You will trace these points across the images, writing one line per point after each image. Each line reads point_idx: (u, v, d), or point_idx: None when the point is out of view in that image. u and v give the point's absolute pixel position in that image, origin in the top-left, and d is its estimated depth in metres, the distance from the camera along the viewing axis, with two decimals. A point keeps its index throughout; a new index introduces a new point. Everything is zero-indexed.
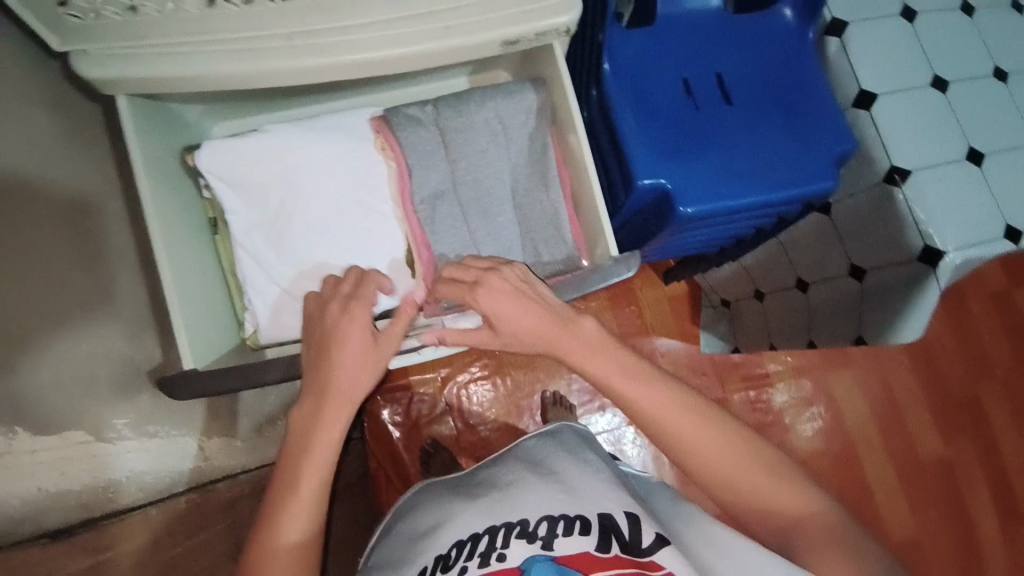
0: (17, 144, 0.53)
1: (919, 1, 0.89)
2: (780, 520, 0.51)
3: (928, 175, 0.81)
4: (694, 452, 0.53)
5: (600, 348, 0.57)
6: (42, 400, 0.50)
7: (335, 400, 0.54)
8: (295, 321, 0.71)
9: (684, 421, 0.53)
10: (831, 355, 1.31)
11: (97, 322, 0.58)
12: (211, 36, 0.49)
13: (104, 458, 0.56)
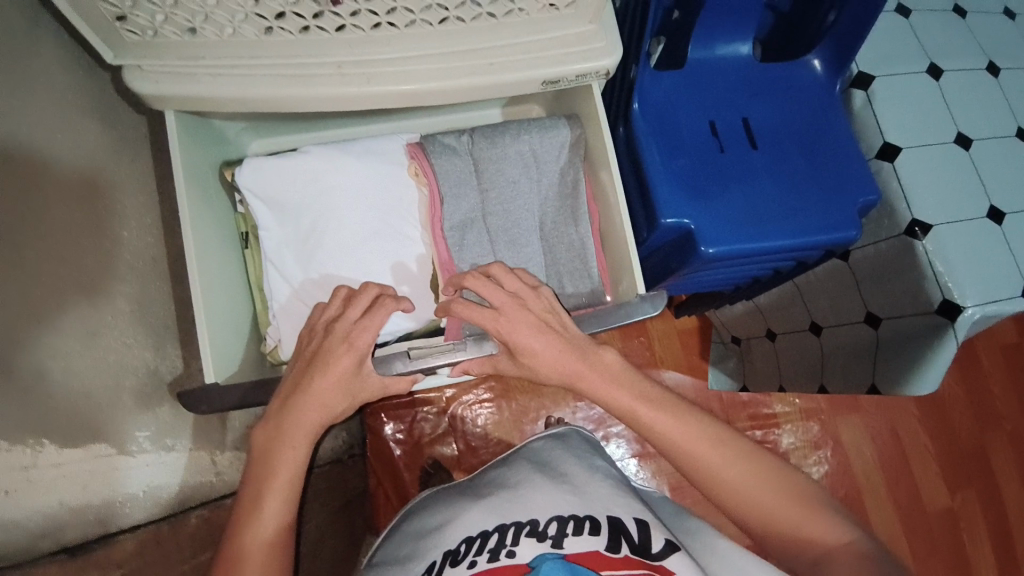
0: (64, 155, 0.54)
1: (945, 59, 0.90)
2: (809, 551, 0.52)
3: (949, 229, 0.81)
4: (719, 481, 0.56)
5: (619, 380, 0.60)
6: (69, 412, 0.51)
7: (301, 413, 0.55)
8: None
9: (709, 453, 0.56)
10: (841, 401, 1.31)
11: (125, 332, 0.59)
12: (263, 59, 0.50)
13: (122, 472, 0.56)
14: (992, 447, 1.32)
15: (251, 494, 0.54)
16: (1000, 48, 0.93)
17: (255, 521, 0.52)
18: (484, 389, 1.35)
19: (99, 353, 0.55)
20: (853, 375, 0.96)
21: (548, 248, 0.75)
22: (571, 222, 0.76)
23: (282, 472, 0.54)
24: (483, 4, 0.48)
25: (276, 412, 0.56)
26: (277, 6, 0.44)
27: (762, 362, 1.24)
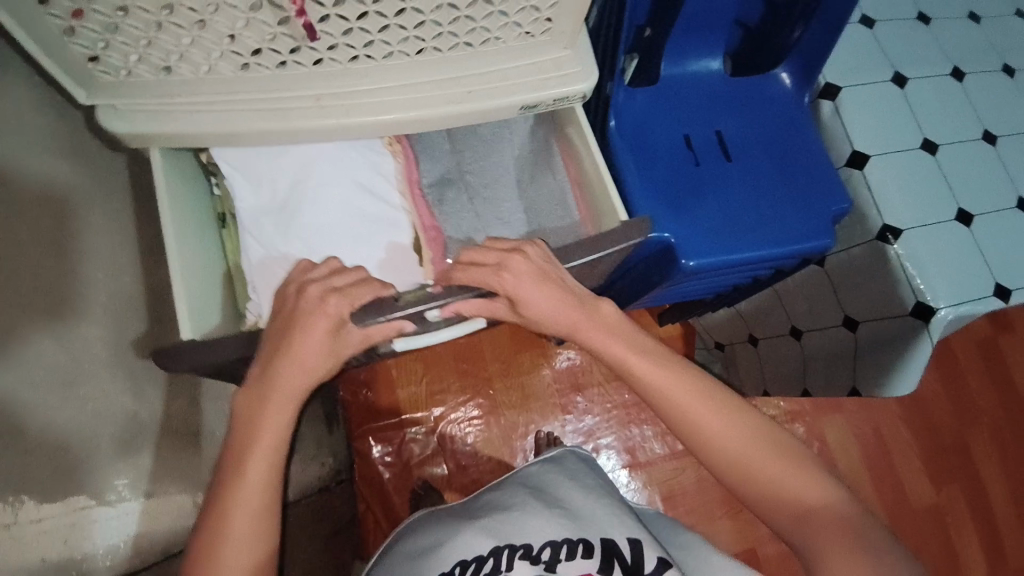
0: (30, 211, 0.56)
1: (909, 68, 0.94)
2: (795, 508, 0.54)
3: (920, 233, 0.84)
4: (711, 433, 0.57)
5: (616, 334, 0.61)
6: (45, 467, 0.54)
7: (282, 386, 0.54)
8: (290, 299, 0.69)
9: (701, 405, 0.58)
10: (823, 403, 1.36)
11: (99, 379, 0.60)
12: (239, 93, 0.49)
13: (105, 521, 0.59)
14: (976, 445, 1.35)
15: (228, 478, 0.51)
16: (962, 55, 0.97)
17: (239, 502, 0.50)
18: (474, 406, 1.34)
19: (76, 404, 0.58)
20: (839, 376, 0.99)
21: (528, 204, 0.78)
22: (548, 174, 0.79)
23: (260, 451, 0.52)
24: (461, 34, 0.47)
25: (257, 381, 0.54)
26: (253, 42, 0.44)
27: (746, 366, 1.26)
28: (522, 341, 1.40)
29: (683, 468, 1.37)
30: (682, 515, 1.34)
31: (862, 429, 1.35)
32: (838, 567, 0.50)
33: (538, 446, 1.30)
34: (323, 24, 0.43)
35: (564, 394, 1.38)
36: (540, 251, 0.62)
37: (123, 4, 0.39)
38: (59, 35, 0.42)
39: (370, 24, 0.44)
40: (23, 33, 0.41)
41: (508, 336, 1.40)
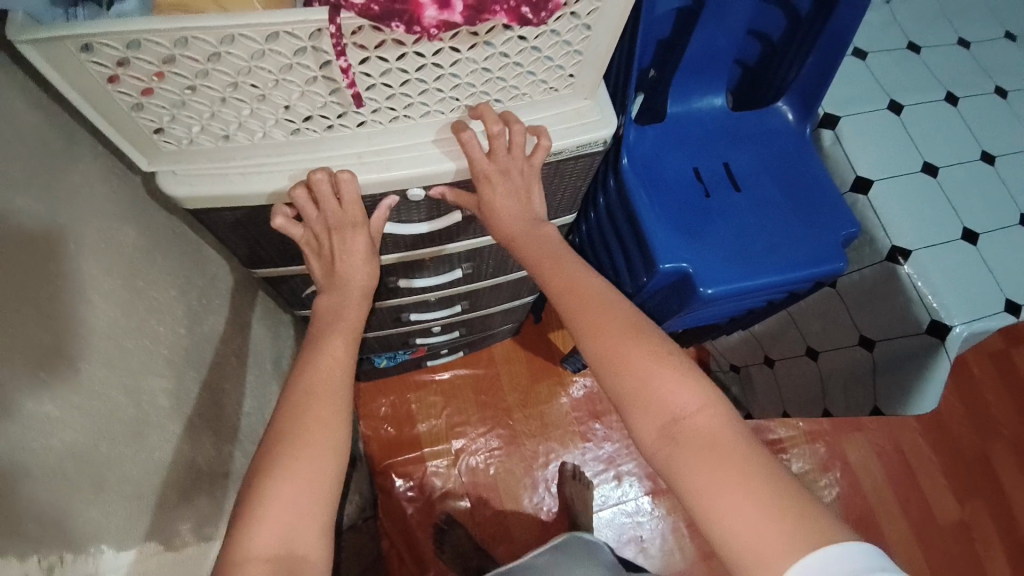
0: (102, 216, 0.48)
1: (904, 96, 0.98)
2: (662, 416, 0.47)
3: (929, 253, 0.86)
4: (591, 329, 0.51)
5: (550, 256, 0.54)
6: (124, 514, 0.45)
7: (348, 300, 0.51)
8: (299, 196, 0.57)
9: (590, 297, 0.52)
10: (842, 422, 1.44)
11: (169, 421, 0.52)
12: (286, 156, 0.48)
13: (178, 565, 0.52)
14: (995, 455, 1.43)
15: (292, 407, 0.46)
16: (955, 79, 1.01)
17: (307, 426, 0.45)
18: (495, 437, 1.36)
19: (146, 453, 0.49)
20: (855, 394, 1.01)
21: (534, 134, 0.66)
22: None
23: (327, 376, 0.48)
24: (492, 92, 0.48)
25: (331, 295, 0.52)
26: (307, 110, 0.44)
27: (764, 387, 1.28)
28: (540, 370, 1.42)
29: None
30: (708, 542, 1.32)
31: (883, 449, 1.42)
32: (716, 490, 0.43)
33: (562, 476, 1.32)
34: (368, 91, 0.43)
35: (582, 421, 1.40)
36: (526, 168, 0.53)
37: (192, 84, 0.39)
38: (127, 110, 0.40)
39: (412, 89, 0.44)
40: (89, 108, 0.40)
41: (524, 367, 1.42)
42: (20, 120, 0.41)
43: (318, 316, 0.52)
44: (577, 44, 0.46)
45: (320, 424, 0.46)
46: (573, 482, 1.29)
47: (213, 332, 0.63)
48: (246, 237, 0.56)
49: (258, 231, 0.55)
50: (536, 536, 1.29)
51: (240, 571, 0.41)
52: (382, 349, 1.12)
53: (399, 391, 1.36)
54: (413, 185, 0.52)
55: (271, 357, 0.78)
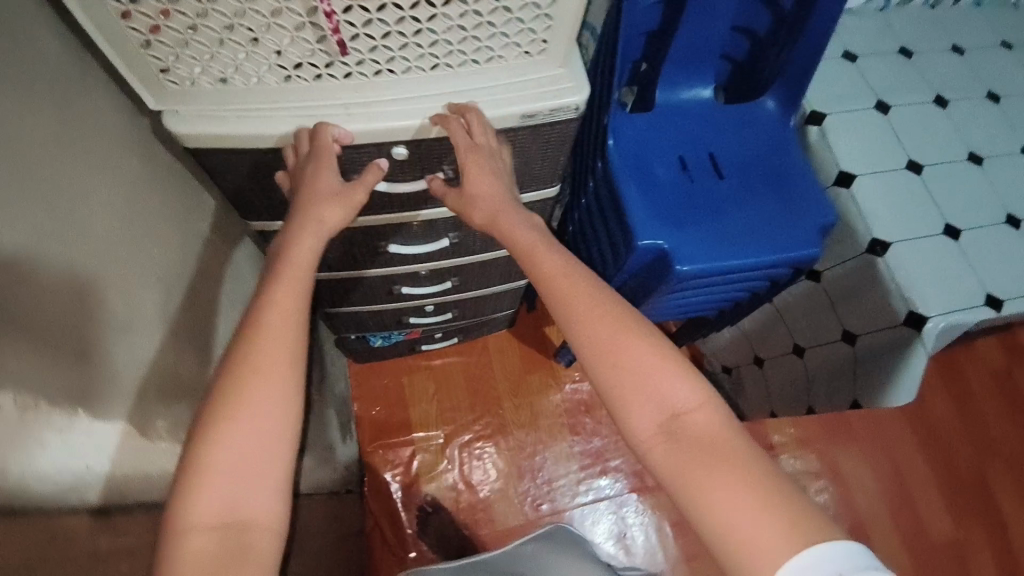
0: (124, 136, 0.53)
1: (892, 97, 1.00)
2: (661, 413, 0.50)
3: (908, 245, 0.88)
4: (584, 328, 0.52)
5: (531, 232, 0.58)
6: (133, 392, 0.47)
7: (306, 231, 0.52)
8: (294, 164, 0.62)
9: (584, 296, 0.53)
10: (836, 431, 1.42)
11: None
12: (279, 103, 0.53)
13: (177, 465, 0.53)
14: (991, 473, 1.40)
15: (236, 380, 0.46)
16: (945, 83, 1.04)
17: (254, 395, 0.46)
18: (484, 425, 1.38)
19: None
20: (839, 389, 1.02)
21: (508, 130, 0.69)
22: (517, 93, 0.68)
23: (274, 353, 0.47)
24: (469, 52, 0.53)
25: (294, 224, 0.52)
26: (297, 56, 0.49)
27: (753, 387, 1.29)
28: (533, 362, 1.44)
29: None
30: (692, 542, 1.31)
31: (876, 458, 1.40)
32: (715, 490, 0.46)
33: None
34: (352, 42, 0.48)
35: (572, 415, 1.41)
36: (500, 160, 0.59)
37: (193, 23, 0.44)
38: (136, 47, 0.45)
39: (392, 42, 0.49)
40: (103, 43, 0.45)
41: (517, 358, 1.45)
42: (52, 43, 0.46)
43: (270, 258, 0.52)
44: (547, 8, 0.50)
45: (265, 397, 0.46)
46: None
47: (220, 277, 0.67)
48: (242, 183, 0.60)
49: (252, 178, 0.59)
50: (519, 525, 1.30)
51: (185, 538, 0.43)
52: (376, 328, 1.17)
53: (393, 375, 1.40)
54: (398, 141, 0.57)
55: None
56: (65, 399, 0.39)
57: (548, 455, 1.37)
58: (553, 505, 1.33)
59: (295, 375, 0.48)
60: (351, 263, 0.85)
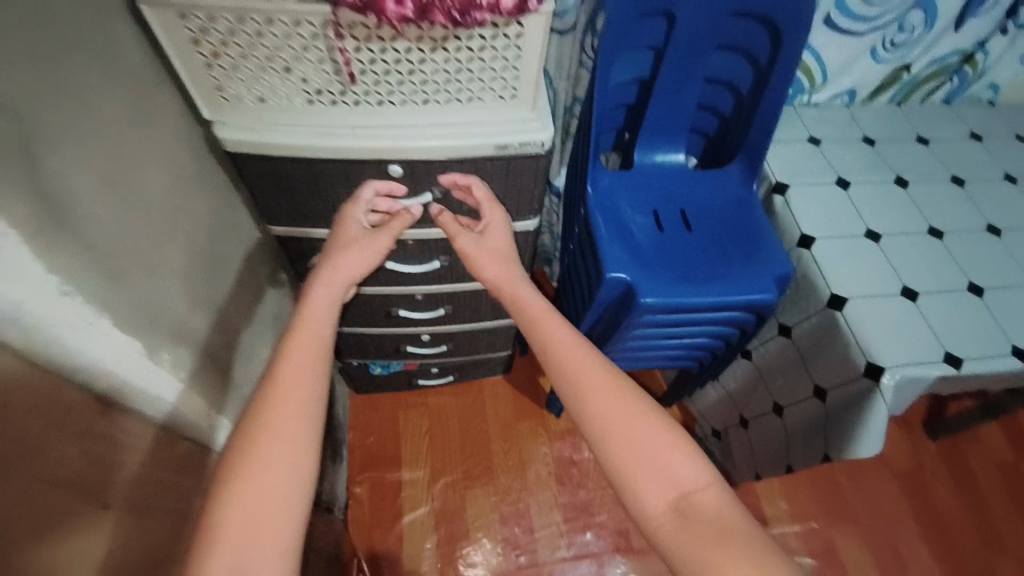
0: (191, 137, 0.68)
1: (854, 175, 1.10)
2: (672, 490, 0.51)
3: (864, 303, 0.93)
4: (593, 408, 0.55)
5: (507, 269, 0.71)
6: (163, 321, 0.57)
7: (345, 258, 0.66)
8: (318, 191, 0.75)
9: (594, 377, 0.57)
10: (836, 511, 1.36)
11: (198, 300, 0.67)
12: (302, 121, 0.67)
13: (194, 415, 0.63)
14: (996, 569, 1.30)
15: (250, 435, 0.49)
16: (908, 167, 1.13)
17: (266, 451, 0.48)
18: (472, 466, 1.39)
19: None
20: (813, 445, 1.01)
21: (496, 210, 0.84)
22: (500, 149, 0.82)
23: (291, 414, 0.51)
24: (453, 92, 0.67)
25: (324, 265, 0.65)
26: (319, 84, 0.64)
27: (739, 450, 1.28)
28: (524, 410, 1.47)
29: None
30: None
31: (878, 545, 1.33)
32: (724, 571, 0.46)
33: None
34: (361, 75, 0.63)
35: (559, 465, 1.41)
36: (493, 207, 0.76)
37: (244, 53, 0.60)
38: (202, 68, 0.61)
39: (392, 78, 0.64)
40: (178, 63, 0.61)
41: (509, 403, 1.48)
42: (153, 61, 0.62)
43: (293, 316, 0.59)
44: (514, 60, 0.64)
45: (275, 451, 0.49)
46: None
47: (239, 269, 0.78)
48: (263, 186, 0.74)
49: (277, 183, 0.73)
50: (496, 573, 1.28)
51: None
52: (376, 356, 1.24)
53: (389, 408, 1.45)
54: (392, 160, 0.70)
55: (276, 312, 0.92)
56: (93, 298, 0.47)
57: (532, 503, 1.36)
58: (533, 556, 1.30)
59: (311, 437, 0.51)
60: None
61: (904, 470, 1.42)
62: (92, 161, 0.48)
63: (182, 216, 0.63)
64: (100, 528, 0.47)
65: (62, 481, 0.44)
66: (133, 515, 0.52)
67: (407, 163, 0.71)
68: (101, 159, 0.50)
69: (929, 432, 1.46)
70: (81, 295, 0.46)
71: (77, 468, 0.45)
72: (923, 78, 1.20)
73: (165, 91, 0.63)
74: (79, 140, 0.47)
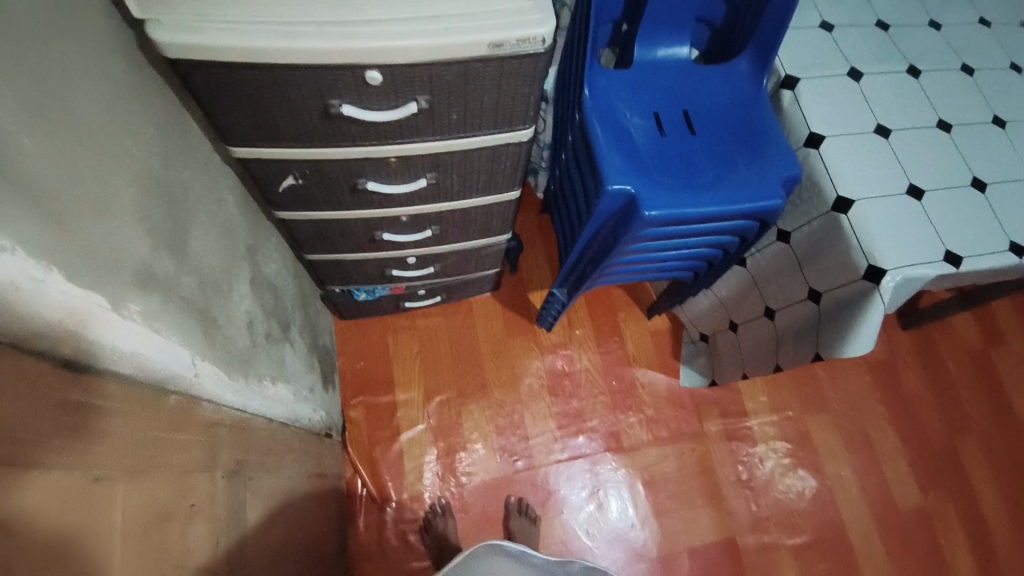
0: (123, 38, 0.56)
1: (865, 66, 1.03)
2: None
3: (870, 203, 0.91)
4: None
5: None
6: (131, 263, 0.51)
7: None
8: (285, 107, 0.65)
9: None
10: (811, 401, 1.45)
11: (174, 241, 0.60)
12: (255, 17, 0.56)
13: (183, 366, 0.57)
14: (957, 446, 1.44)
15: None
16: (921, 55, 1.06)
17: None
18: (466, 384, 1.40)
19: None
20: (804, 345, 1.04)
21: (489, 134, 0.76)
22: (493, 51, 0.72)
23: None
24: None
25: None
26: None
27: (727, 352, 1.32)
28: (515, 326, 1.47)
29: (667, 455, 1.39)
30: (662, 501, 1.35)
31: (848, 429, 1.43)
32: None
33: (507, 512, 1.29)
34: None
35: (552, 376, 1.43)
36: None
37: None
38: None
39: None
40: None
41: (500, 320, 1.47)
42: None
43: None
44: None
45: None
46: (519, 517, 1.27)
47: (204, 198, 0.69)
48: (221, 101, 0.63)
49: (235, 97, 0.63)
50: (495, 478, 1.34)
51: None
52: (361, 282, 1.18)
53: (379, 333, 1.43)
54: (370, 65, 0.60)
55: (251, 243, 0.84)
56: (35, 247, 0.39)
57: (527, 414, 1.39)
58: (529, 461, 1.36)
59: None
60: (329, 202, 0.85)
61: (881, 363, 1.50)
62: (7, 75, 0.39)
63: (127, 139, 0.53)
64: (108, 499, 0.44)
65: (50, 460, 0.40)
66: (138, 478, 0.48)
67: (386, 68, 0.61)
68: (17, 73, 0.40)
69: (903, 324, 1.52)
70: (19, 246, 0.37)
71: (64, 444, 0.41)
72: None
73: None
74: None
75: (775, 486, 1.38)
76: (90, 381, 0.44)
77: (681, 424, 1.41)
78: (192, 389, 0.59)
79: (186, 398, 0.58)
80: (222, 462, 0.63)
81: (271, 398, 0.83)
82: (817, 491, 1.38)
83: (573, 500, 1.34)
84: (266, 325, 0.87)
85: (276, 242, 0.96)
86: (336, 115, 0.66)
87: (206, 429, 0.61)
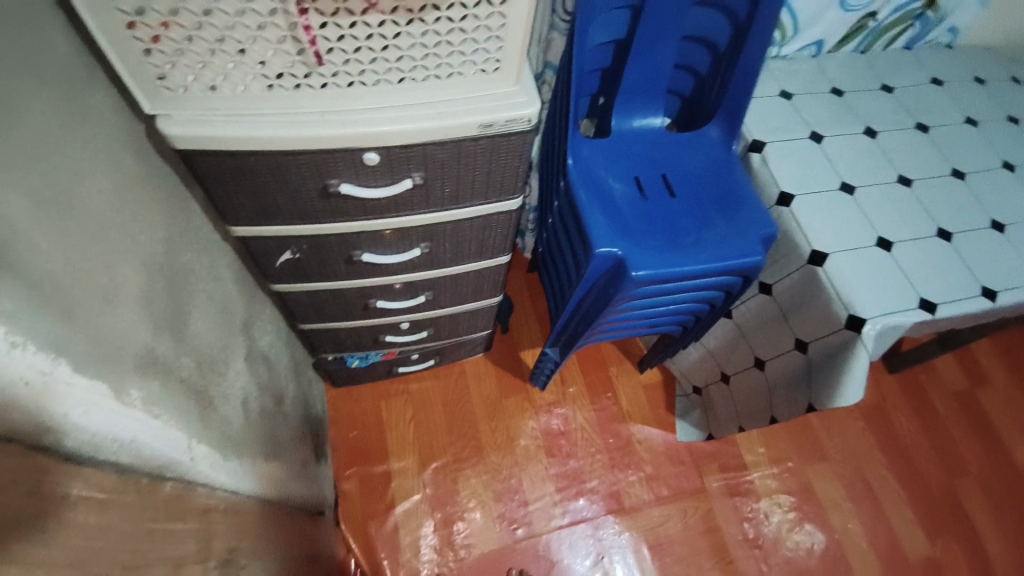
0: (133, 133, 0.59)
1: (825, 128, 1.11)
2: None
3: (843, 256, 0.96)
4: None
5: None
6: (133, 349, 0.51)
7: None
8: (285, 187, 0.68)
9: None
10: (809, 450, 1.45)
11: (175, 324, 0.60)
12: (260, 109, 0.60)
13: (181, 451, 0.56)
14: (958, 491, 1.44)
15: None
16: (876, 117, 1.15)
17: None
18: (461, 448, 1.37)
19: None
20: (797, 395, 1.05)
21: (480, 206, 0.80)
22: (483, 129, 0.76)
23: None
24: (431, 68, 0.61)
25: None
26: (279, 67, 0.57)
27: (721, 405, 1.33)
28: (508, 387, 1.46)
29: (670, 516, 1.35)
30: (669, 565, 1.30)
31: (849, 477, 1.42)
32: None
33: None
34: (328, 54, 0.56)
35: (548, 437, 1.41)
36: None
37: (189, 34, 0.52)
38: (139, 55, 0.53)
39: (363, 57, 0.57)
40: (110, 53, 0.52)
41: (494, 381, 1.46)
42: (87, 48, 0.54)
43: None
44: (497, 30, 0.59)
45: None
46: None
47: (204, 277, 0.70)
48: (224, 185, 0.66)
49: (238, 181, 0.66)
50: (495, 550, 1.28)
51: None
52: (355, 348, 1.18)
53: (372, 399, 1.41)
54: (368, 147, 0.64)
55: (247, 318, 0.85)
56: (46, 342, 0.40)
57: (524, 478, 1.36)
58: (530, 529, 1.31)
59: None
60: (324, 273, 0.87)
61: (873, 408, 1.51)
62: (25, 177, 0.41)
63: (135, 229, 0.55)
64: None
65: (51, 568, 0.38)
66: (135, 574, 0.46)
67: (385, 148, 0.64)
68: (34, 175, 0.42)
69: (890, 368, 1.55)
70: (31, 342, 0.38)
71: (66, 549, 0.40)
72: (886, 26, 1.21)
73: (97, 84, 0.54)
74: (8, 155, 0.40)
75: (784, 543, 1.35)
76: (93, 476, 0.44)
77: (681, 480, 1.39)
78: (189, 474, 0.58)
79: (182, 484, 0.56)
80: (216, 550, 0.61)
81: (265, 477, 0.80)
82: (824, 545, 1.35)
83: (575, 567, 1.28)
84: (261, 400, 0.86)
85: (270, 314, 0.97)
86: (335, 193, 0.69)
87: (203, 516, 0.59)
